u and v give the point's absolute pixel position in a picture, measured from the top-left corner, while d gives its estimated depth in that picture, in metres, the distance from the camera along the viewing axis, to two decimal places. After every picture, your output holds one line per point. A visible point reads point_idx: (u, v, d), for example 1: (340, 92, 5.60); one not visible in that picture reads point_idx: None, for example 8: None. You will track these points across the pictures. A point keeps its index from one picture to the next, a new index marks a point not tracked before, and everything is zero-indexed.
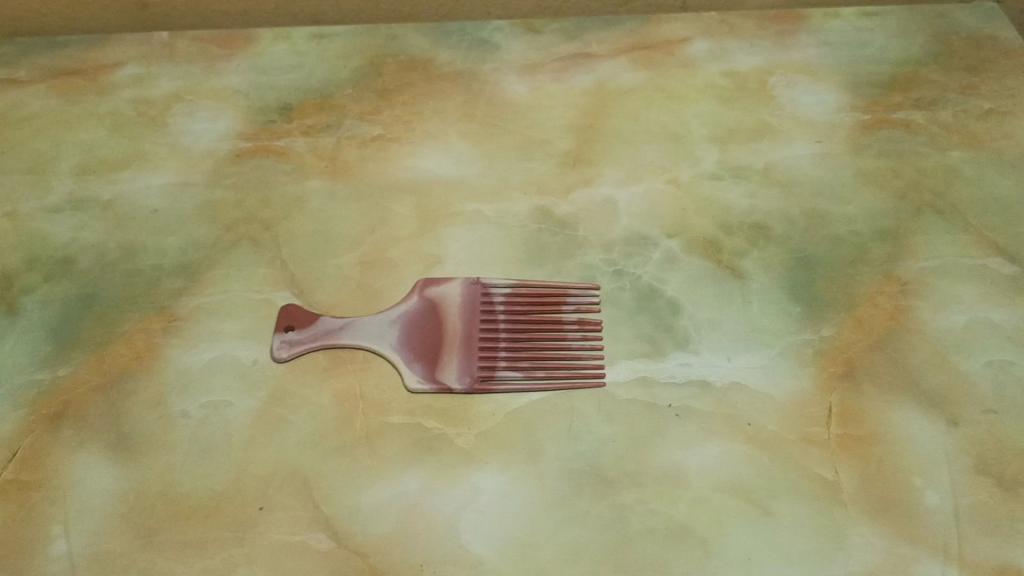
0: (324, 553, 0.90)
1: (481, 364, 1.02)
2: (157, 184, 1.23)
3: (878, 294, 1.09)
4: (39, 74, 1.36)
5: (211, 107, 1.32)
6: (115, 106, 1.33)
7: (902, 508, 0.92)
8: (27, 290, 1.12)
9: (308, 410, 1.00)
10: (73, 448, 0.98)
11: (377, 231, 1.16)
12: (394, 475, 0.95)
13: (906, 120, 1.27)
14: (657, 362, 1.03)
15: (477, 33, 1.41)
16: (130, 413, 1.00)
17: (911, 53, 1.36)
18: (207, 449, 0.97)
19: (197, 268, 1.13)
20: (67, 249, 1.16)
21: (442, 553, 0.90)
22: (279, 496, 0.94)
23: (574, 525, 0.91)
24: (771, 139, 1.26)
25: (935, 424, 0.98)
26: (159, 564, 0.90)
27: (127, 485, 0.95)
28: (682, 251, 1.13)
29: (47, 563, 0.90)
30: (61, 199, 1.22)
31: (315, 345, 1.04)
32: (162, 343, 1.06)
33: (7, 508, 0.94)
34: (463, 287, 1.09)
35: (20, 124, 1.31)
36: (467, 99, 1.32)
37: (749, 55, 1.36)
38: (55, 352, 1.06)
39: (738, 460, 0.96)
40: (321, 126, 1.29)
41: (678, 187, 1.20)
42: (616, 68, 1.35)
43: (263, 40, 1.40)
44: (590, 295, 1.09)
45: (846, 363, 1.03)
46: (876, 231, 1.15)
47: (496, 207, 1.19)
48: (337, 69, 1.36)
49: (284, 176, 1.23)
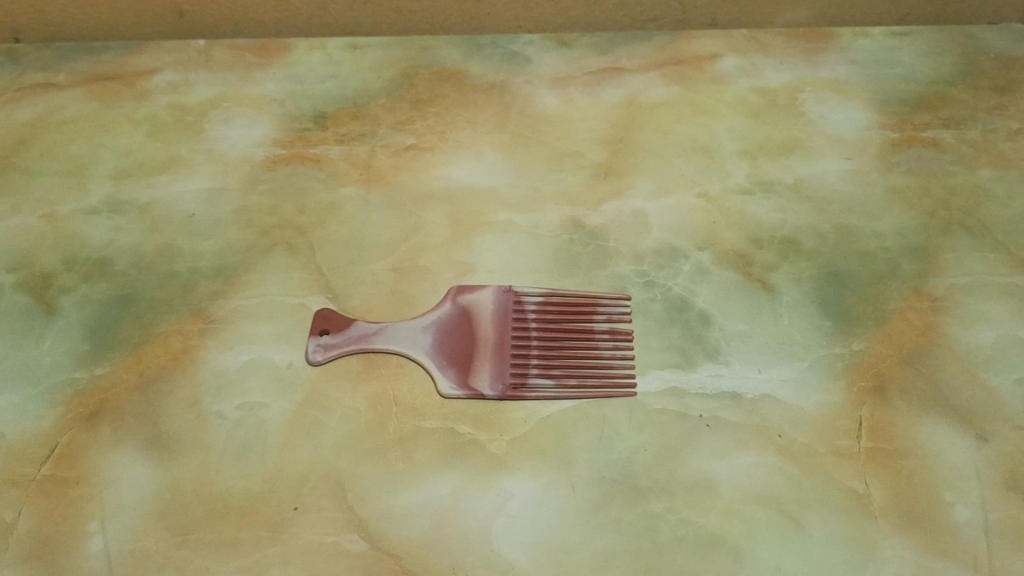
0: (358, 554, 0.91)
1: (513, 371, 1.03)
2: (194, 188, 1.25)
3: (907, 310, 1.09)
4: (78, 79, 1.39)
5: (246, 114, 1.34)
6: (152, 111, 1.35)
7: (933, 521, 0.92)
8: (66, 290, 1.13)
9: (342, 413, 1.01)
10: (111, 446, 0.99)
11: (410, 239, 1.18)
12: (427, 479, 0.96)
13: (935, 138, 1.28)
14: (687, 372, 1.04)
15: (509, 46, 1.43)
16: (167, 413, 1.02)
17: (940, 73, 1.37)
18: (242, 449, 0.98)
19: (233, 271, 1.15)
20: (104, 251, 1.18)
21: (474, 557, 0.90)
22: (313, 497, 0.95)
23: (606, 532, 0.92)
24: (800, 155, 1.27)
25: (966, 440, 0.98)
26: (195, 562, 0.91)
27: (163, 484, 0.96)
28: (713, 264, 1.14)
29: (84, 559, 0.91)
30: (99, 201, 1.24)
31: (349, 349, 1.05)
32: (198, 344, 1.08)
33: (45, 504, 0.95)
34: (495, 294, 1.10)
35: (58, 127, 1.33)
36: (499, 111, 1.34)
37: (779, 71, 1.38)
38: (93, 351, 1.07)
39: (769, 471, 0.96)
40: (355, 135, 1.31)
41: (709, 201, 1.21)
42: (647, 82, 1.37)
43: (298, 50, 1.42)
44: (621, 305, 1.10)
45: (876, 377, 1.03)
46: (905, 247, 1.16)
47: (528, 217, 1.20)
48: (371, 79, 1.38)
49: (319, 183, 1.24)
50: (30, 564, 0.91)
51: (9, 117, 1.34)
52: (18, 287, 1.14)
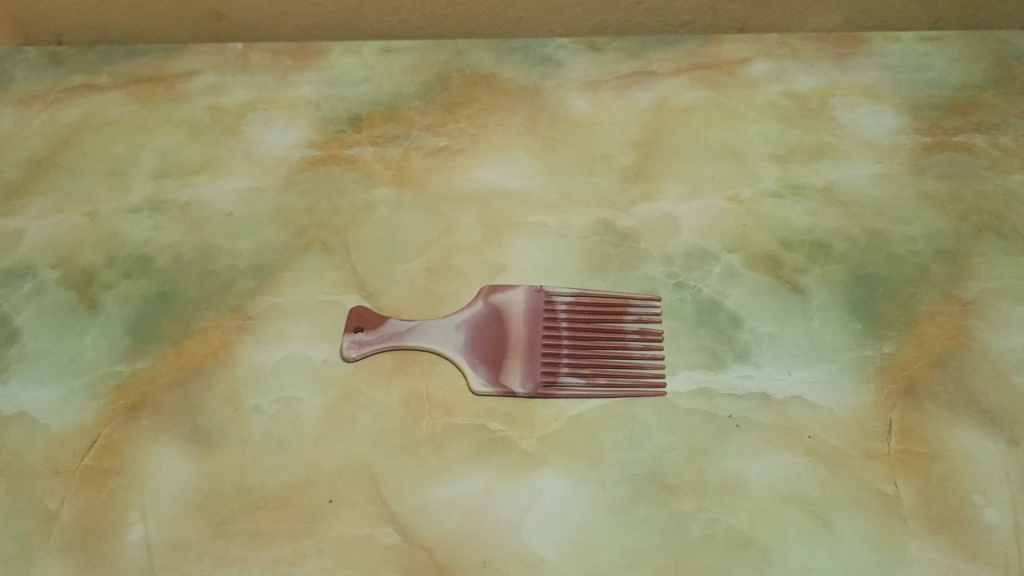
0: (391, 547, 0.93)
1: (544, 370, 1.05)
2: (232, 189, 1.27)
3: (938, 313, 1.09)
4: (119, 81, 1.42)
5: (283, 116, 1.36)
6: (191, 112, 1.38)
7: (963, 523, 0.93)
8: (107, 287, 1.16)
9: (376, 409, 1.03)
10: (151, 438, 1.02)
11: (443, 240, 1.19)
12: (458, 474, 0.97)
13: (967, 143, 1.28)
14: (717, 373, 1.05)
15: (540, 50, 1.44)
16: (206, 407, 1.04)
17: (972, 78, 1.36)
18: (280, 443, 1.01)
19: (270, 269, 1.17)
20: (144, 248, 1.21)
21: (506, 551, 0.92)
22: (347, 490, 0.97)
23: (636, 530, 0.93)
24: (831, 159, 1.27)
25: (996, 443, 0.98)
26: (232, 552, 0.93)
27: (202, 476, 0.99)
28: (743, 266, 1.15)
29: (124, 547, 0.94)
30: (139, 200, 1.27)
31: (383, 346, 1.07)
32: (236, 340, 1.10)
33: (87, 493, 0.98)
34: (527, 294, 1.11)
35: (101, 128, 1.36)
36: (531, 114, 1.35)
37: (810, 76, 1.38)
38: (134, 346, 1.10)
39: (798, 472, 0.97)
40: (389, 137, 1.33)
41: (739, 205, 1.22)
42: (678, 86, 1.38)
43: (333, 53, 1.45)
44: (651, 306, 1.11)
45: (906, 380, 1.04)
46: (936, 251, 1.16)
47: (559, 218, 1.21)
48: (405, 83, 1.40)
49: (354, 184, 1.26)
50: (73, 551, 0.94)
51: (52, 118, 1.37)
52: (61, 282, 1.17)
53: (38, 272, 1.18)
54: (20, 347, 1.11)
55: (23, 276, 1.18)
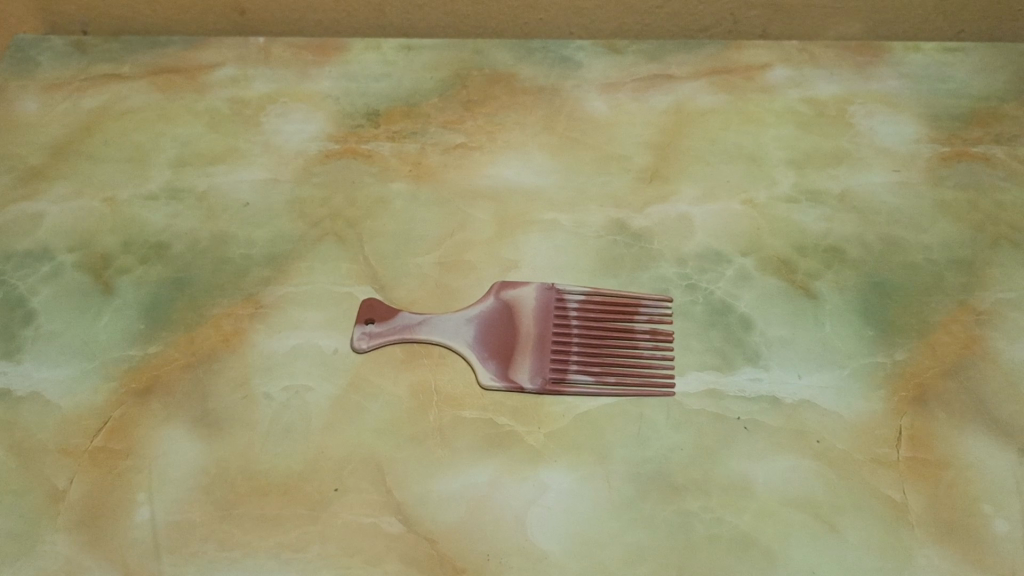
0: (394, 536, 0.93)
1: (553, 366, 1.05)
2: (250, 179, 1.28)
3: (952, 322, 1.09)
4: (142, 71, 1.43)
5: (302, 110, 1.37)
6: (211, 103, 1.39)
7: (969, 533, 0.92)
8: (124, 271, 1.18)
9: (384, 399, 1.03)
10: (160, 421, 1.02)
11: (456, 234, 1.20)
12: (464, 466, 0.98)
13: (986, 154, 1.27)
14: (727, 375, 1.04)
15: (560, 51, 1.44)
16: (217, 393, 1.05)
17: (993, 89, 1.35)
18: (289, 430, 1.01)
19: (284, 259, 1.18)
20: (161, 235, 1.22)
21: (508, 545, 0.92)
22: (353, 479, 0.97)
23: (640, 528, 0.93)
24: (848, 166, 1.27)
25: (1007, 454, 0.98)
26: (237, 536, 0.93)
27: (209, 460, 0.99)
28: (756, 269, 1.15)
29: (131, 528, 0.94)
30: (158, 187, 1.28)
31: (393, 338, 1.08)
32: (249, 328, 1.11)
33: (95, 473, 0.99)
34: (538, 290, 1.12)
35: (123, 116, 1.38)
36: (549, 114, 1.36)
37: (829, 83, 1.38)
38: (147, 329, 1.11)
39: (806, 476, 0.96)
40: (407, 132, 1.34)
41: (754, 208, 1.22)
42: (696, 90, 1.38)
43: (354, 49, 1.45)
44: (663, 306, 1.11)
45: (918, 388, 1.03)
46: (951, 261, 1.15)
47: (574, 217, 1.22)
48: (424, 79, 1.41)
49: (369, 177, 1.27)
50: (80, 530, 0.95)
51: (75, 106, 1.39)
52: (78, 266, 1.18)
53: (56, 255, 1.20)
54: (35, 328, 1.12)
55: (42, 259, 1.19)
